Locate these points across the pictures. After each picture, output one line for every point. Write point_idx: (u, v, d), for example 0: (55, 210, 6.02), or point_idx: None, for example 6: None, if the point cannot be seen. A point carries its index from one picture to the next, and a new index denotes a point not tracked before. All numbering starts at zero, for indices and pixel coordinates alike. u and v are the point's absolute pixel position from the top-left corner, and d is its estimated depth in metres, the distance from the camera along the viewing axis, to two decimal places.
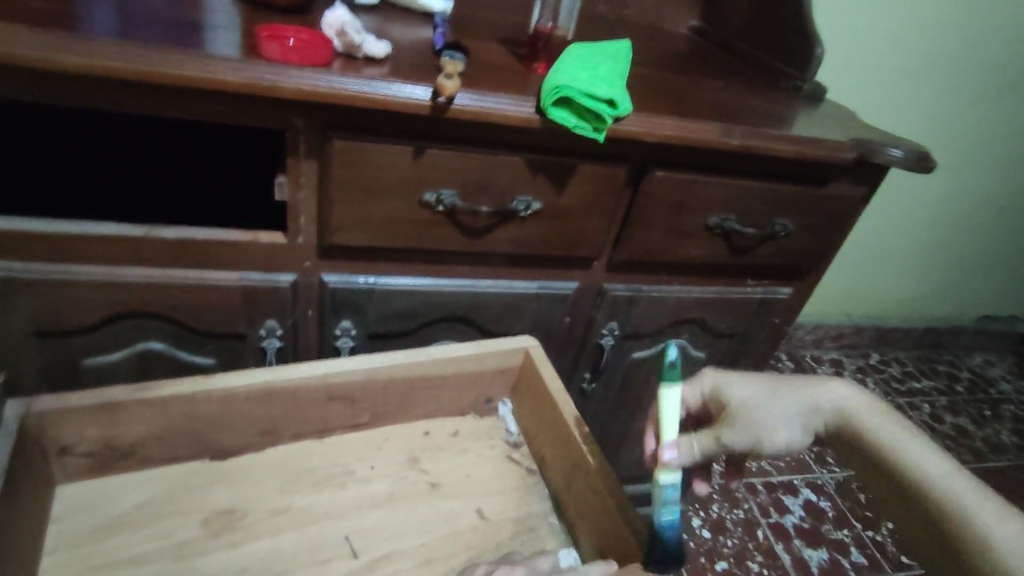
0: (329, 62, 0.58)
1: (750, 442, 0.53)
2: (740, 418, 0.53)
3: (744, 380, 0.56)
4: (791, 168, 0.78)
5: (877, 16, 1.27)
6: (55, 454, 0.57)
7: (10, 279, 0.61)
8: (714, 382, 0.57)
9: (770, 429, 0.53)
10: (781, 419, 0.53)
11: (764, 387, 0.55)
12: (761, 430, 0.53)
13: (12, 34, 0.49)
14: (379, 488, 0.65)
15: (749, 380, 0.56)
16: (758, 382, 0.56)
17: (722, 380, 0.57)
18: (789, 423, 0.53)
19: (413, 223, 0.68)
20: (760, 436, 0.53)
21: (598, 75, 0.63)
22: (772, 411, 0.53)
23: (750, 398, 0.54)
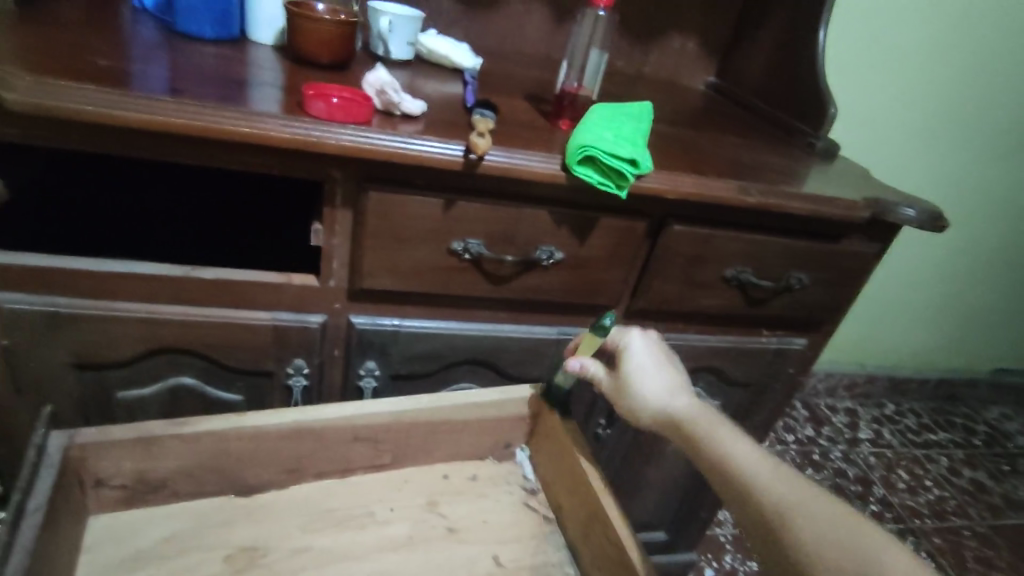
0: (370, 119, 0.62)
1: (615, 387, 0.65)
2: (622, 368, 0.66)
3: (650, 348, 0.68)
4: (805, 224, 0.80)
5: (888, 75, 1.32)
6: (91, 486, 0.58)
7: (58, 315, 0.64)
8: (628, 337, 0.68)
9: (634, 385, 0.64)
10: (648, 386, 0.64)
11: (657, 361, 0.67)
12: (627, 385, 0.65)
13: (81, 91, 0.53)
14: (399, 531, 0.66)
15: (654, 354, 0.67)
16: (661, 360, 0.67)
17: (632, 343, 0.67)
18: (650, 396, 0.63)
19: (440, 270, 0.70)
20: (624, 387, 0.65)
21: (622, 135, 0.66)
22: (649, 376, 0.65)
23: (641, 361, 0.66)
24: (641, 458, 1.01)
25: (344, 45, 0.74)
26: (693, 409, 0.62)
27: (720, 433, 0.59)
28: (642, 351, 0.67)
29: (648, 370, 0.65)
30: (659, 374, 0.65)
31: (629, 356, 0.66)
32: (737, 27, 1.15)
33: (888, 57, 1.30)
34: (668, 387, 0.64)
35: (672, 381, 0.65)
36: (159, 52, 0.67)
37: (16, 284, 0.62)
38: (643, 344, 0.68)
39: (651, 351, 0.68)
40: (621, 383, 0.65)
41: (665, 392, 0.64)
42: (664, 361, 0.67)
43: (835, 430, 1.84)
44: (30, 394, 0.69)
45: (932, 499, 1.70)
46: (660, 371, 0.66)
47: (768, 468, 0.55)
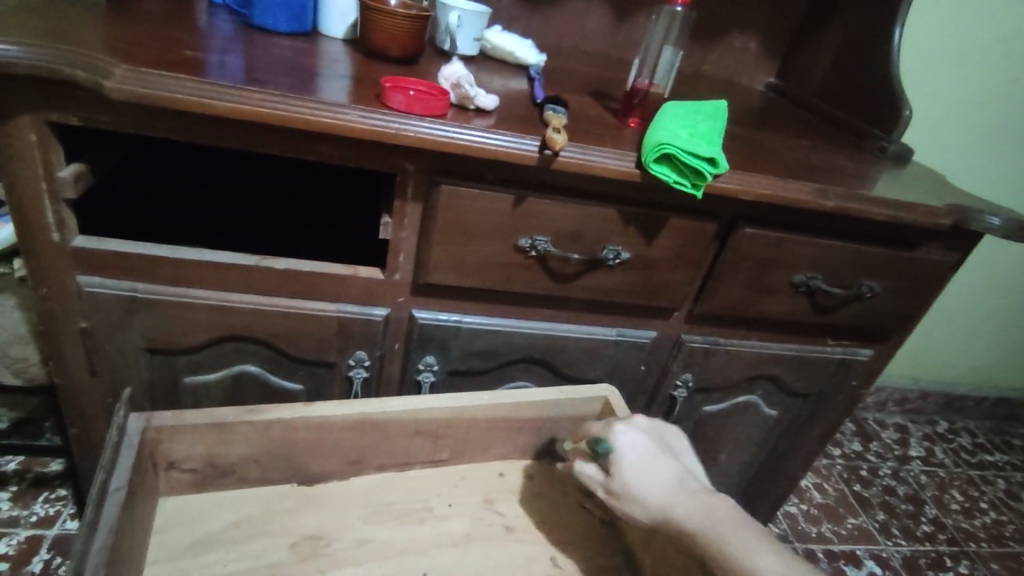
0: (445, 112, 0.61)
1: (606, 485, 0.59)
2: (611, 471, 0.59)
3: (642, 449, 0.60)
4: (880, 230, 0.77)
5: (966, 73, 1.25)
6: (163, 467, 0.59)
7: (135, 299, 0.66)
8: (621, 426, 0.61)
9: (631, 497, 0.58)
10: (650, 498, 0.57)
11: (653, 463, 0.59)
12: (619, 480, 0.59)
13: (173, 79, 0.54)
14: (457, 528, 0.66)
15: (647, 456, 0.60)
16: (655, 459, 0.60)
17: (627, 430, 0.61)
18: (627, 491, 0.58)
19: (506, 266, 0.70)
20: (613, 483, 0.59)
21: (697, 133, 0.64)
22: (649, 484, 0.58)
23: (636, 472, 0.59)
24: None
25: (415, 39, 0.74)
26: (700, 516, 0.56)
27: (733, 539, 0.54)
28: (637, 441, 0.60)
29: (641, 463, 0.59)
30: (658, 474, 0.59)
31: (621, 468, 0.59)
32: (803, 26, 1.12)
33: (965, 58, 1.23)
34: (666, 487, 0.58)
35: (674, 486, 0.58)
36: (237, 44, 0.68)
37: (101, 267, 0.64)
38: (635, 440, 0.60)
39: (645, 453, 0.60)
40: (617, 493, 0.59)
41: (668, 499, 0.57)
42: (659, 462, 0.60)
43: (884, 447, 1.78)
44: (106, 376, 0.71)
45: (989, 522, 1.63)
46: (659, 479, 0.58)
47: (775, 561, 0.53)
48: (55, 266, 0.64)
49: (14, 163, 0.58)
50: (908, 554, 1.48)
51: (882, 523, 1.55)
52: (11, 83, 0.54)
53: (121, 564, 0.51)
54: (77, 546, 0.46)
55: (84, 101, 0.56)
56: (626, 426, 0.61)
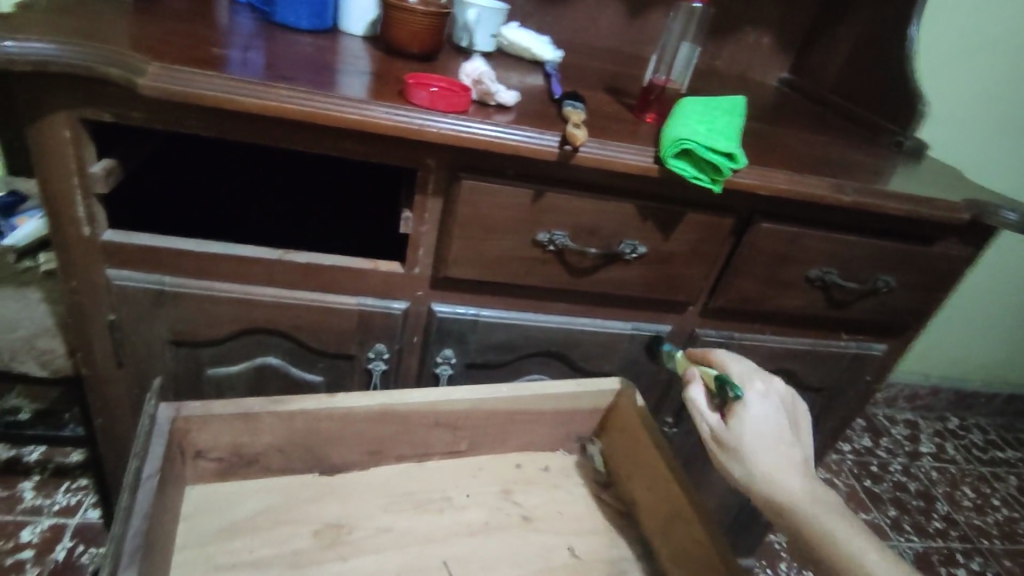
0: (466, 109, 0.62)
1: (714, 432, 0.59)
2: (734, 426, 0.59)
3: (769, 411, 0.59)
4: (896, 225, 0.78)
5: (986, 68, 1.23)
6: (190, 456, 0.61)
7: (162, 292, 0.67)
8: (745, 387, 0.60)
9: (740, 453, 0.57)
10: (756, 462, 0.56)
11: (774, 431, 0.58)
12: (730, 433, 0.58)
13: (202, 77, 0.55)
14: (476, 517, 0.67)
15: (769, 424, 0.58)
16: (777, 425, 0.58)
17: (748, 391, 0.60)
18: (732, 447, 0.57)
19: (524, 260, 0.70)
20: (723, 434, 0.58)
21: (715, 129, 0.65)
22: (763, 449, 0.57)
23: (754, 429, 0.58)
24: (706, 458, 1.01)
25: (434, 36, 0.75)
26: (802, 491, 0.54)
27: (832, 523, 0.53)
28: (757, 403, 0.59)
29: (755, 424, 0.58)
30: (767, 437, 0.58)
31: (741, 419, 0.58)
32: (818, 21, 1.12)
33: (984, 52, 1.22)
34: (775, 451, 0.57)
35: (784, 452, 0.57)
36: (260, 41, 0.69)
37: (129, 261, 0.66)
38: (769, 414, 0.59)
39: (770, 415, 0.59)
40: (728, 440, 0.58)
41: (776, 472, 0.55)
42: (780, 436, 0.58)
43: (895, 443, 1.78)
44: (132, 367, 0.73)
45: (1000, 519, 1.63)
46: (775, 447, 0.57)
47: (872, 554, 0.52)
48: (85, 259, 0.65)
49: (48, 160, 0.59)
50: (919, 549, 1.48)
51: (894, 518, 1.55)
52: (47, 82, 0.56)
53: (155, 548, 0.52)
54: (116, 530, 0.48)
55: (116, 99, 0.57)
56: (761, 383, 0.60)
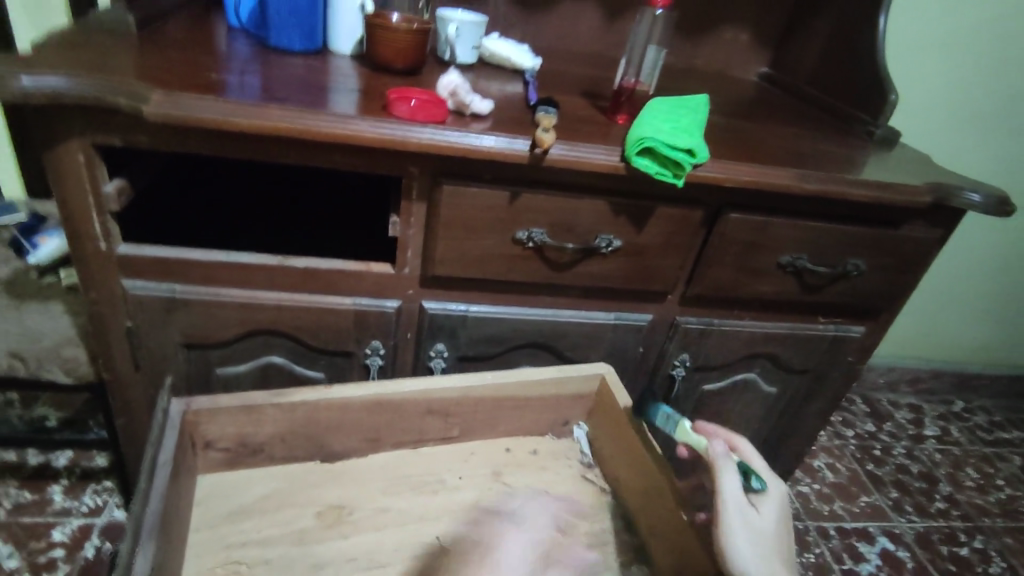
0: (445, 118, 0.68)
1: (742, 520, 0.59)
2: (759, 522, 0.61)
3: (780, 519, 0.63)
4: (862, 211, 0.81)
5: (956, 62, 1.27)
6: (201, 447, 0.66)
7: (171, 298, 0.73)
8: (769, 492, 0.64)
9: (764, 536, 0.60)
10: (773, 556, 0.59)
11: (784, 528, 0.63)
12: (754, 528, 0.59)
13: (201, 101, 0.61)
14: (467, 498, 0.72)
15: (782, 520, 0.63)
16: (785, 524, 0.63)
17: (771, 496, 0.64)
18: (755, 542, 0.59)
19: (506, 257, 0.75)
20: (750, 525, 0.60)
21: (679, 127, 0.69)
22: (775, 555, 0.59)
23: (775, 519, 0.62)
24: None
25: (417, 51, 0.80)
26: None
27: None
28: (775, 511, 0.63)
29: (774, 528, 0.61)
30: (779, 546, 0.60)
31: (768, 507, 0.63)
32: (793, 17, 1.16)
33: (952, 47, 1.26)
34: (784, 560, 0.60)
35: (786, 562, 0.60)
36: (255, 64, 0.75)
37: (142, 271, 0.72)
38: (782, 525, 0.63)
39: (783, 516, 0.64)
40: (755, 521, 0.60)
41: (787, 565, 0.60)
42: (785, 534, 0.63)
43: (898, 427, 1.80)
44: (148, 369, 0.79)
45: (1004, 498, 1.64)
46: (783, 542, 0.61)
47: None
48: (102, 272, 0.71)
49: (65, 182, 0.65)
50: (920, 530, 1.51)
51: (895, 500, 1.58)
52: (62, 111, 0.62)
53: (170, 528, 0.58)
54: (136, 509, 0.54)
55: (124, 124, 0.63)
56: (779, 482, 0.66)
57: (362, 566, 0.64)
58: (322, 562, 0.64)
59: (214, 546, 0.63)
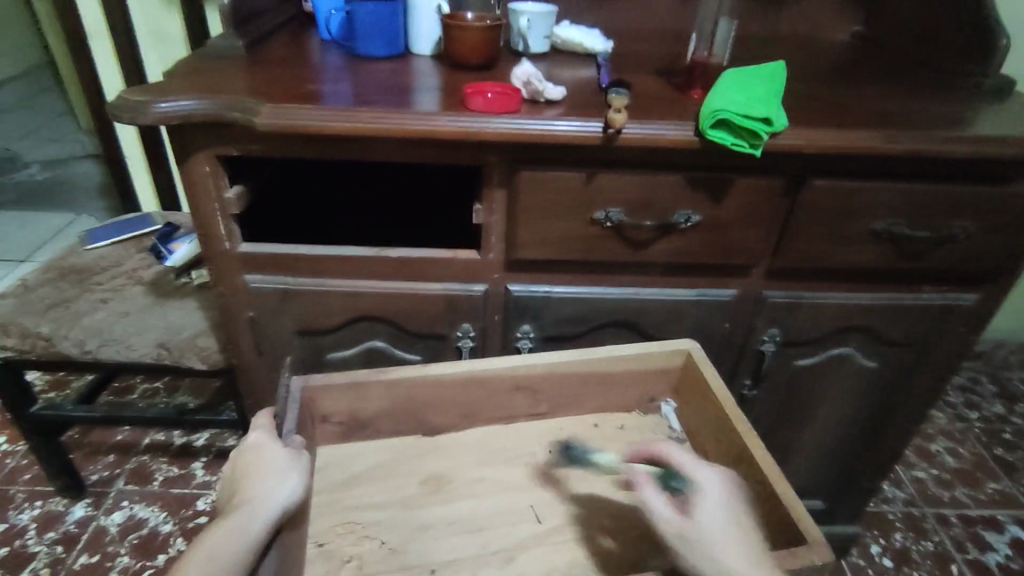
0: (518, 107, 0.71)
1: (680, 533, 0.54)
2: (695, 519, 0.54)
3: (722, 501, 0.56)
4: (967, 168, 0.76)
5: None
6: (317, 422, 0.74)
7: (286, 290, 0.82)
8: (700, 480, 0.58)
9: (704, 544, 0.52)
10: (726, 550, 0.52)
11: (734, 521, 0.55)
12: (694, 532, 0.53)
13: (303, 111, 0.68)
14: (558, 469, 0.76)
15: (722, 510, 0.55)
16: (732, 512, 0.55)
17: (705, 484, 0.57)
18: (699, 546, 0.53)
19: (585, 238, 0.78)
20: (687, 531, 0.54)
21: (753, 97, 0.69)
22: (727, 545, 0.52)
23: (715, 518, 0.54)
24: (794, 420, 1.03)
25: (491, 46, 0.84)
26: None
27: None
28: (715, 496, 0.56)
29: (717, 516, 0.55)
30: (730, 532, 0.53)
31: (702, 506, 0.55)
32: None
33: None
34: (740, 546, 0.53)
35: (743, 545, 0.53)
36: (346, 73, 0.82)
37: (260, 266, 0.81)
38: (726, 509, 0.55)
39: (723, 499, 0.56)
40: (691, 533, 0.53)
41: (750, 562, 0.51)
42: (738, 526, 0.54)
43: None
44: (269, 354, 0.89)
45: None
46: (734, 535, 0.53)
47: None
48: (228, 269, 0.81)
49: (195, 191, 0.75)
50: None
51: None
52: (191, 130, 0.71)
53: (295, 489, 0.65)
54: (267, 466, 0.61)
55: (241, 136, 0.72)
56: (704, 468, 0.59)
57: (463, 529, 0.70)
58: (427, 524, 0.70)
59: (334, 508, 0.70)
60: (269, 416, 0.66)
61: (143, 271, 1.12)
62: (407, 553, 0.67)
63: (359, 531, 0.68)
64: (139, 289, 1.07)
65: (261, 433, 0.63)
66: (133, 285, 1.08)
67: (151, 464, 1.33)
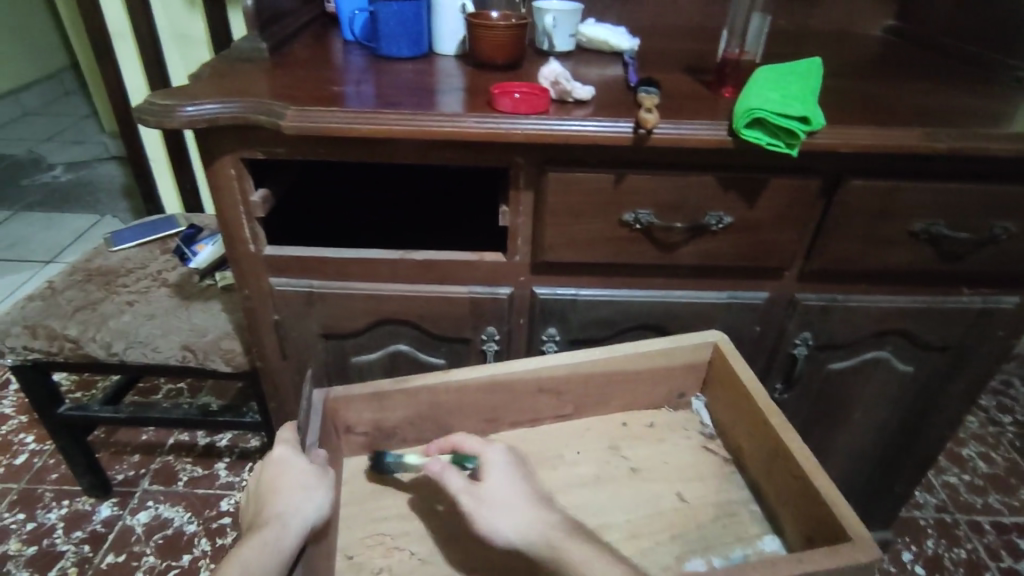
0: (547, 108, 0.70)
1: (472, 500, 0.63)
2: (473, 484, 0.65)
3: (508, 472, 0.66)
4: (1011, 167, 0.73)
5: None
6: (343, 430, 0.74)
7: (311, 292, 0.81)
8: (483, 453, 0.69)
9: (494, 502, 0.63)
10: (519, 507, 0.63)
11: (515, 482, 0.66)
12: (479, 495, 0.63)
13: (328, 113, 0.68)
14: (586, 470, 0.74)
15: (511, 476, 0.66)
16: (514, 479, 0.66)
17: (490, 457, 0.68)
18: (494, 508, 0.62)
19: (613, 240, 0.76)
20: (479, 497, 0.63)
21: (790, 95, 0.67)
22: (511, 503, 0.63)
23: (504, 483, 0.65)
24: (824, 425, 1.00)
25: (516, 45, 0.83)
26: (551, 533, 0.60)
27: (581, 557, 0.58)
28: (499, 468, 0.67)
29: (501, 482, 0.65)
30: (516, 494, 0.64)
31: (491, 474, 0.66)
32: None
33: None
34: (522, 503, 0.63)
35: (527, 500, 0.64)
36: (370, 74, 0.81)
37: (285, 270, 0.81)
38: (501, 477, 0.66)
39: (507, 470, 0.67)
40: (482, 493, 0.63)
41: (532, 513, 0.62)
42: (521, 487, 0.65)
43: None
44: (293, 358, 0.89)
45: None
46: (520, 493, 0.64)
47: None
48: (253, 273, 0.81)
49: (221, 195, 0.75)
50: None
51: None
52: (217, 135, 0.71)
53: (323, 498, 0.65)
54: None
55: (267, 139, 0.71)
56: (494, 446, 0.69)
57: None
58: (455, 533, 0.69)
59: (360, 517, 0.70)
60: (293, 428, 0.65)
61: (167, 273, 1.12)
62: (436, 564, 0.67)
63: (384, 543, 0.68)
64: (164, 291, 1.08)
65: (285, 447, 0.62)
66: (158, 287, 1.09)
67: (176, 464, 1.34)
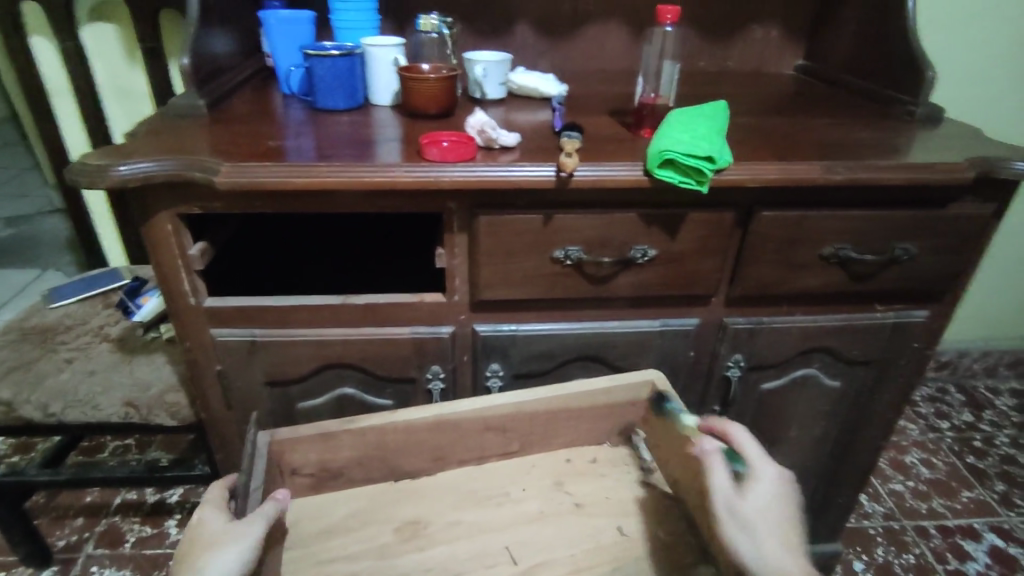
0: (474, 155, 0.73)
1: (729, 509, 0.60)
2: (739, 496, 0.60)
3: (774, 497, 0.61)
4: (904, 195, 0.80)
5: (997, 34, 1.26)
6: (288, 475, 0.74)
7: (253, 341, 0.82)
8: (761, 472, 0.63)
9: (751, 524, 0.58)
10: (776, 538, 0.58)
11: (783, 515, 0.60)
12: (742, 512, 0.59)
13: (263, 168, 0.70)
14: (532, 507, 0.76)
15: (779, 507, 0.60)
16: (781, 508, 0.60)
17: (762, 480, 0.62)
18: (742, 525, 0.58)
19: (547, 276, 0.80)
20: (740, 514, 0.59)
21: (698, 135, 0.72)
22: (766, 527, 0.58)
23: (765, 510, 0.59)
24: (765, 443, 1.05)
25: (447, 96, 0.87)
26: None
27: None
28: (768, 493, 0.61)
29: (766, 511, 0.59)
30: (771, 522, 0.59)
31: (754, 494, 0.60)
32: (822, 7, 1.15)
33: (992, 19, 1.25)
34: (782, 538, 0.58)
35: (785, 537, 0.58)
36: (308, 127, 0.84)
37: (227, 321, 0.81)
38: (767, 499, 0.60)
39: (776, 499, 0.61)
40: (740, 513, 0.59)
41: (780, 546, 0.57)
42: (787, 514, 0.60)
43: (1000, 414, 1.71)
44: (239, 408, 0.88)
45: None
46: (779, 526, 0.59)
47: None
48: (194, 325, 0.81)
49: (159, 250, 0.76)
50: None
51: (1002, 494, 1.48)
52: (152, 191, 0.72)
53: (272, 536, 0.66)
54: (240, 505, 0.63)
55: (203, 194, 0.73)
56: (773, 471, 0.63)
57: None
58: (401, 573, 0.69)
59: (306, 555, 0.70)
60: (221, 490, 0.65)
61: (110, 327, 1.11)
62: None
63: None
64: (106, 346, 1.06)
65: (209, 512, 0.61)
66: (100, 342, 1.07)
67: (123, 524, 1.30)
